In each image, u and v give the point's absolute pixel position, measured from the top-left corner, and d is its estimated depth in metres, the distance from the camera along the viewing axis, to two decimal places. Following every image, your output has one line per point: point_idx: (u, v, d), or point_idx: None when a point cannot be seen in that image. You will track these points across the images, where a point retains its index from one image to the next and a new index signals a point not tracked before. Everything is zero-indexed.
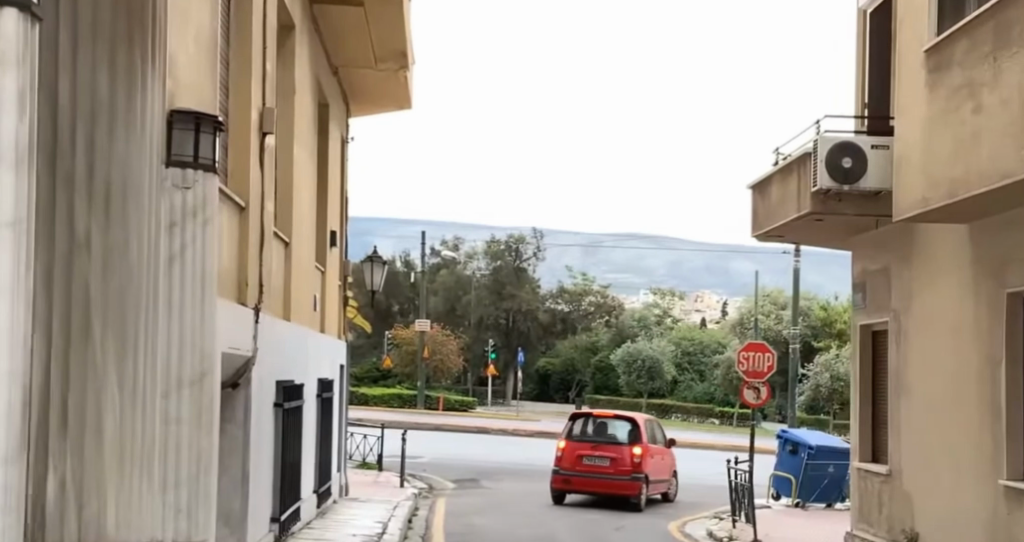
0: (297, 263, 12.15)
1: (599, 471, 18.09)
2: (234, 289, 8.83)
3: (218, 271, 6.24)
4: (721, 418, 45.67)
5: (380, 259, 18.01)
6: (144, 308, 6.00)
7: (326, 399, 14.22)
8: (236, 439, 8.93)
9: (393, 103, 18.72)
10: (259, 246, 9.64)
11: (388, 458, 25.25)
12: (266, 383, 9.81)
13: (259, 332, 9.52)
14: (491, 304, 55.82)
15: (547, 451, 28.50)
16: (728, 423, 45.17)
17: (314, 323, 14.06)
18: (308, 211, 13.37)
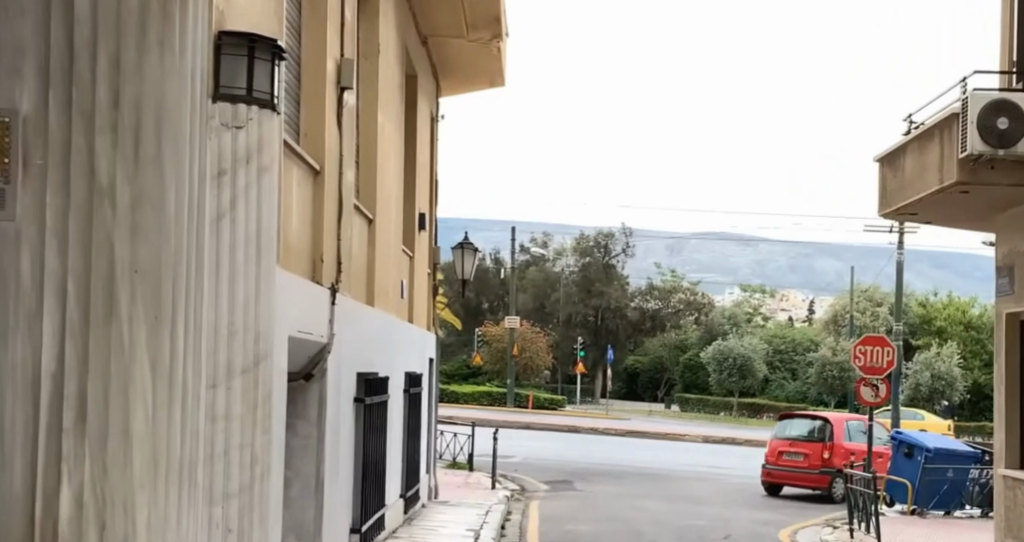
0: (381, 243, 10.88)
1: (794, 466, 19.43)
2: (307, 265, 7.56)
3: (279, 230, 5.12)
4: None
5: (473, 243, 16.69)
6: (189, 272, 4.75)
7: (415, 393, 12.97)
8: (312, 435, 7.70)
9: (486, 78, 17.46)
10: (337, 217, 8.37)
11: (478, 458, 24.03)
12: (346, 375, 8.57)
13: (337, 315, 8.26)
14: (580, 300, 54.40)
15: (643, 452, 27.03)
16: None
17: (401, 312, 12.78)
18: (394, 187, 12.09)
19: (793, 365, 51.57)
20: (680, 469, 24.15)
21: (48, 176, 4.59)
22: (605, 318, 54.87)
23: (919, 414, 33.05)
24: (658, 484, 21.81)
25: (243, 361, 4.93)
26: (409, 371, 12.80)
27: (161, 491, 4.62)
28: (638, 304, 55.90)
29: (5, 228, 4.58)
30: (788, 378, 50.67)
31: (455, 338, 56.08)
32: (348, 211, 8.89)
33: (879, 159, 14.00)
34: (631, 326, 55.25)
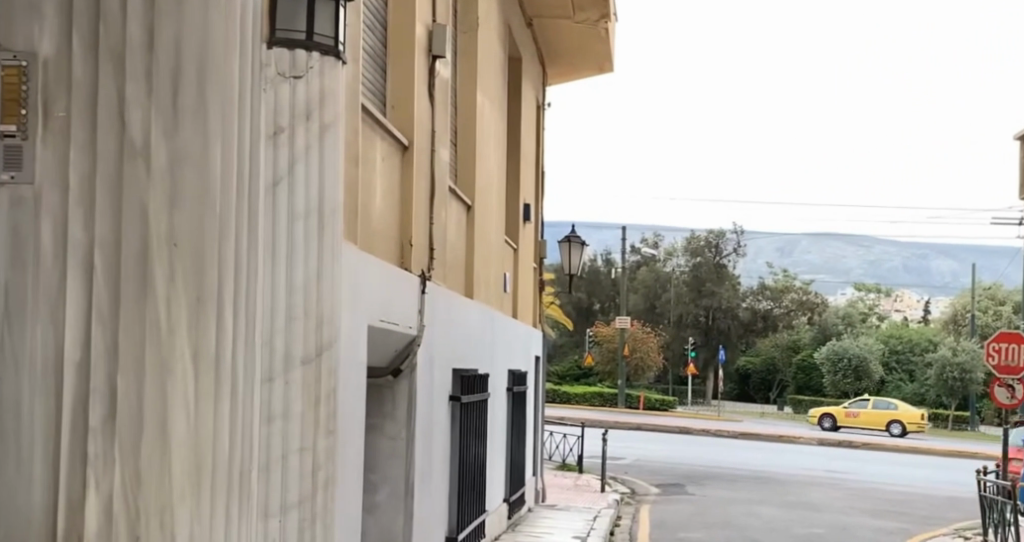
0: (481, 233, 9.99)
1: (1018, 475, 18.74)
2: (394, 250, 6.69)
3: (344, 200, 4.46)
4: (936, 422, 42.00)
5: (580, 236, 15.81)
6: (244, 243, 4.08)
7: (520, 392, 12.19)
8: (402, 436, 6.93)
9: (595, 68, 16.46)
10: (429, 202, 7.52)
11: (589, 459, 23.19)
12: (441, 371, 7.78)
13: (430, 304, 7.42)
14: (691, 301, 53.14)
15: (758, 455, 25.92)
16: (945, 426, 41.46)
17: (505, 307, 11.91)
18: (498, 174, 11.19)
19: (911, 366, 49.61)
20: (799, 474, 22.95)
21: (72, 130, 3.95)
22: (716, 318, 53.04)
23: (890, 403, 33.37)
24: (776, 489, 20.68)
25: (303, 352, 4.28)
26: (514, 370, 12.01)
27: (205, 499, 3.94)
28: (750, 304, 54.08)
29: (23, 191, 3.95)
30: (905, 379, 48.77)
31: (568, 339, 55.21)
32: (444, 197, 8.04)
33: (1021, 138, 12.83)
34: (742, 326, 53.53)
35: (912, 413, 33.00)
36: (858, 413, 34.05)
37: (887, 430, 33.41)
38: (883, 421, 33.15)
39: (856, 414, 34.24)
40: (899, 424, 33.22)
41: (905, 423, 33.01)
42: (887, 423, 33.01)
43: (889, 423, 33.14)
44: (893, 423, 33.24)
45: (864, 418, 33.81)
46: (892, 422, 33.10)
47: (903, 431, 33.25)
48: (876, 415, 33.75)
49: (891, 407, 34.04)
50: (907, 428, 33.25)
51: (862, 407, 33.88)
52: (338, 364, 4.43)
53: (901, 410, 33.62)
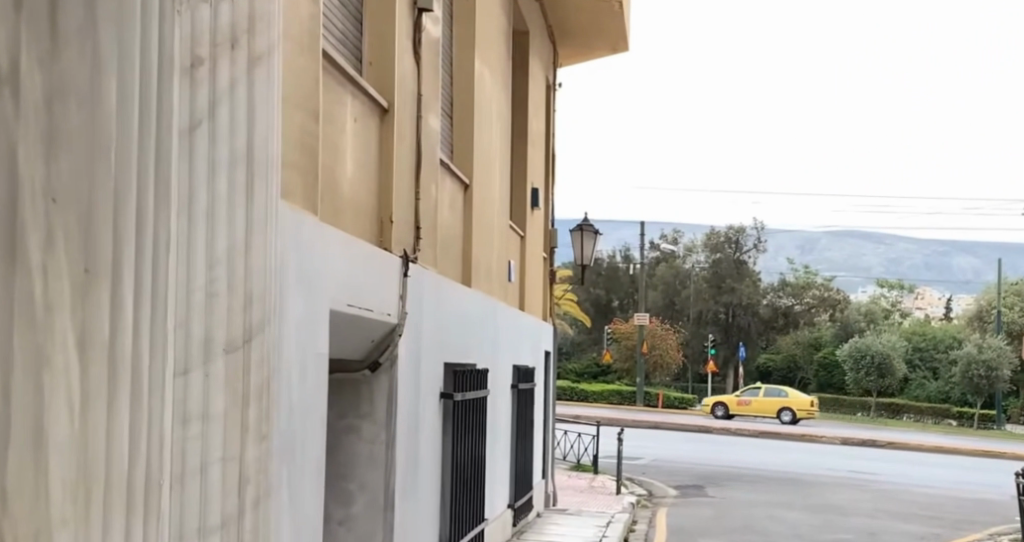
0: (482, 217, 9.15)
1: None
2: (368, 229, 5.80)
3: (278, 153, 3.76)
4: (959, 421, 40.87)
5: (593, 225, 14.96)
6: (147, 199, 3.32)
7: (527, 391, 11.35)
8: (379, 440, 6.06)
9: (607, 47, 15.49)
10: (414, 175, 6.65)
11: (603, 459, 22.27)
12: (429, 366, 6.91)
13: (415, 290, 6.52)
14: (711, 298, 52.27)
15: (779, 455, 24.95)
16: (969, 425, 40.36)
17: (511, 299, 11.07)
18: (502, 153, 10.33)
19: (934, 364, 48.52)
20: (825, 475, 21.99)
21: None
22: (736, 315, 52.14)
23: (780, 390, 32.43)
24: (798, 491, 19.74)
25: (226, 338, 3.52)
26: (520, 366, 11.16)
27: (98, 527, 3.18)
28: (771, 301, 53.03)
29: None
30: (928, 377, 47.63)
31: (585, 336, 54.25)
32: (434, 171, 7.19)
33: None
34: (764, 324, 52.22)
35: (801, 401, 32.12)
36: (750, 401, 33.11)
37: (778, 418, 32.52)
38: (771, 409, 32.25)
39: (749, 401, 33.31)
40: (789, 412, 32.31)
41: (794, 410, 32.13)
42: (776, 410, 32.10)
43: (778, 411, 32.24)
44: (783, 411, 32.31)
45: (755, 405, 32.86)
46: (782, 411, 32.20)
47: (793, 419, 32.35)
48: (768, 402, 32.82)
49: (783, 394, 33.16)
50: (798, 415, 32.35)
51: (752, 395, 32.93)
52: (270, 347, 3.72)
53: (792, 397, 32.78)
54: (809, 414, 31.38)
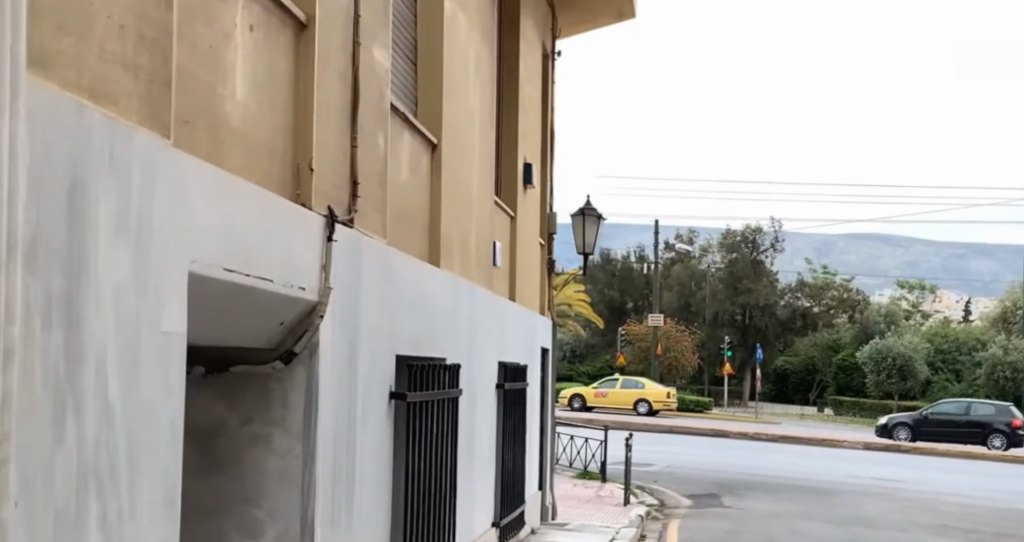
0: (457, 185, 7.72)
1: None
2: (266, 176, 4.40)
3: (26, 40, 2.80)
4: None
5: (595, 209, 13.55)
6: None
7: (517, 392, 9.95)
8: (295, 453, 4.65)
9: (613, 11, 14.05)
10: (353, 115, 5.25)
11: (612, 465, 20.80)
12: (374, 360, 5.49)
13: (347, 264, 5.08)
14: (728, 298, 50.34)
15: (801, 461, 23.42)
16: None
17: (497, 286, 9.64)
18: (485, 113, 8.88)
19: (957, 366, 46.90)
20: (850, 483, 20.49)
21: None
22: (753, 316, 50.32)
23: (637, 382, 30.38)
24: (820, 501, 18.29)
25: None
26: (509, 364, 9.75)
27: None
28: (789, 300, 51.39)
29: None
30: (951, 379, 45.90)
31: (600, 339, 52.92)
32: (386, 118, 5.80)
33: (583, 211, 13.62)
34: (780, 325, 50.75)
35: (660, 393, 30.40)
36: (607, 393, 30.99)
37: (635, 410, 30.62)
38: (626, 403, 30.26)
39: (605, 394, 31.16)
40: (648, 404, 30.50)
41: (651, 402, 30.36)
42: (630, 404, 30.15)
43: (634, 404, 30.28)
44: (640, 404, 30.41)
45: (610, 397, 30.75)
46: (641, 403, 30.32)
47: (650, 411, 30.57)
48: (625, 394, 30.82)
49: (638, 386, 30.94)
50: (654, 407, 30.58)
51: (609, 387, 30.65)
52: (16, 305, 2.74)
53: (648, 390, 30.62)
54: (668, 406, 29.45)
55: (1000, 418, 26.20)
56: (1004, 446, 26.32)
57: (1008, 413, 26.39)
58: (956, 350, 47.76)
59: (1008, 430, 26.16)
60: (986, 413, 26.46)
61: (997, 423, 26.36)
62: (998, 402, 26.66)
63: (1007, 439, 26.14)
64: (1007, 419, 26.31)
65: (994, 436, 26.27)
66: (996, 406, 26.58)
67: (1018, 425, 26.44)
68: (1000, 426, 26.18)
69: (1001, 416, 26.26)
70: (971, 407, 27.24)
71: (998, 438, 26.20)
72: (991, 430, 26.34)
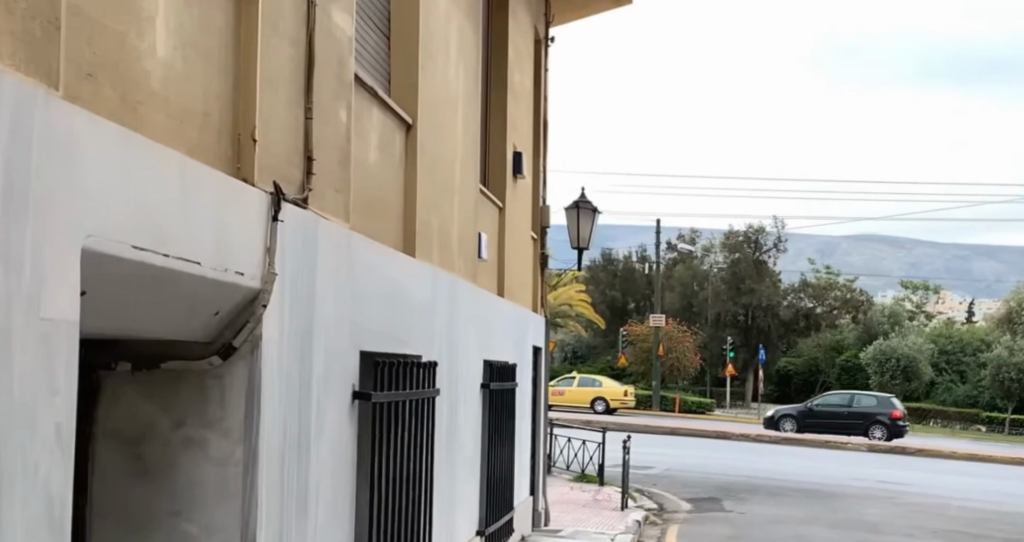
0: (436, 169, 7.19)
1: None
2: (199, 146, 3.88)
3: None
4: (989, 425, 38.53)
5: (591, 202, 13.01)
6: None
7: (506, 392, 9.42)
8: (234, 459, 4.13)
9: None
10: (307, 82, 4.71)
11: (610, 468, 20.24)
12: (330, 355, 4.94)
13: (298, 245, 4.53)
14: (730, 299, 49.78)
15: (805, 463, 22.85)
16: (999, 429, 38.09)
17: (482, 281, 9.10)
18: (470, 94, 8.33)
19: (961, 367, 46.26)
20: (854, 487, 19.94)
21: None
22: (756, 317, 49.78)
23: (592, 379, 30.48)
24: (823, 504, 17.74)
25: None
26: (495, 363, 9.20)
27: None
28: (792, 301, 50.45)
29: None
30: (956, 380, 45.25)
31: (601, 339, 52.43)
32: (348, 89, 5.26)
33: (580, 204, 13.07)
34: (782, 325, 50.09)
35: (616, 391, 30.31)
36: (564, 390, 30.97)
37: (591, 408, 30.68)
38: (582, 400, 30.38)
39: (561, 391, 31.15)
40: (604, 402, 30.46)
41: (608, 401, 30.46)
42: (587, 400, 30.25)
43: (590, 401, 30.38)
44: (596, 401, 30.39)
45: (567, 396, 30.78)
46: (597, 401, 30.40)
47: (607, 409, 30.59)
48: (580, 392, 30.86)
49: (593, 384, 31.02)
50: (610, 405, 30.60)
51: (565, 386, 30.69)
52: None
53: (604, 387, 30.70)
54: (624, 405, 29.69)
55: (883, 410, 26.83)
56: (885, 437, 26.94)
57: (890, 405, 27.03)
58: (959, 351, 47.19)
59: (889, 422, 26.79)
60: (869, 405, 27.06)
61: (879, 415, 26.98)
62: (881, 394, 27.31)
63: (888, 430, 26.77)
64: (889, 411, 26.93)
65: (875, 427, 26.88)
66: (879, 399, 27.20)
67: (899, 417, 27.09)
68: (882, 417, 26.79)
69: (883, 408, 26.87)
70: (855, 399, 27.83)
71: (879, 429, 26.81)
72: (873, 421, 26.95)
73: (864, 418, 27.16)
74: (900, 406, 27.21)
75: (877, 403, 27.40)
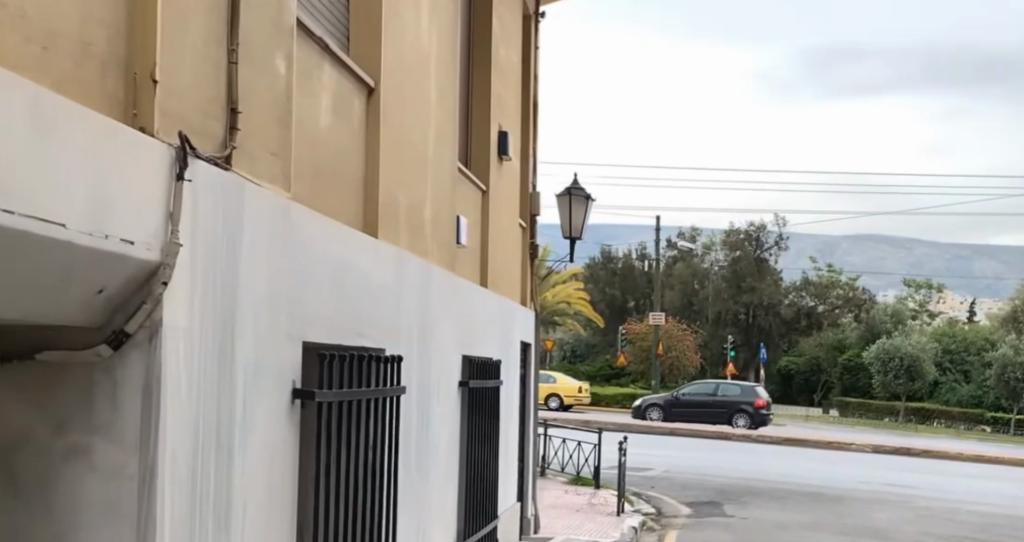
0: (402, 141, 6.42)
1: None
2: (70, 83, 3.17)
3: None
4: (995, 425, 37.72)
5: (584, 188, 12.25)
6: None
7: (488, 390, 8.64)
8: (127, 473, 3.38)
9: None
10: (231, 17, 3.94)
11: (606, 471, 19.45)
12: (259, 340, 4.16)
13: (212, 208, 3.74)
14: (730, 298, 49.44)
15: (808, 465, 22.07)
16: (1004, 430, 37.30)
17: (461, 269, 8.34)
18: (447, 62, 7.56)
19: (965, 367, 45.47)
20: (860, 490, 19.13)
21: None
22: (756, 316, 49.24)
23: (545, 377, 30.28)
24: (829, 509, 16.96)
25: None
26: (475, 359, 8.40)
27: None
28: (793, 301, 49.87)
29: None
30: (960, 380, 44.44)
31: (601, 338, 51.60)
32: (288, 36, 4.49)
33: (571, 190, 12.31)
34: (784, 324, 49.30)
35: (570, 387, 30.22)
36: None
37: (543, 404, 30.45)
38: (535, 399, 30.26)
39: None
40: (557, 398, 30.31)
41: (561, 397, 30.39)
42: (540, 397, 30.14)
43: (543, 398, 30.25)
44: (549, 398, 30.25)
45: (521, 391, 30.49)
46: (550, 399, 30.30)
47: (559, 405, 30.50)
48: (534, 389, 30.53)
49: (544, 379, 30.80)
50: (566, 401, 30.50)
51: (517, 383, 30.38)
52: None
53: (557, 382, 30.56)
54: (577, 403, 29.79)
55: (746, 398, 26.91)
56: (748, 425, 27.02)
57: (752, 393, 27.14)
58: (963, 350, 46.45)
59: (751, 410, 26.83)
60: (732, 394, 27.11)
61: (742, 404, 27.06)
62: (744, 383, 27.32)
63: (750, 419, 26.83)
64: (752, 399, 27.03)
65: (739, 415, 26.94)
66: (742, 388, 27.28)
67: (762, 405, 27.22)
68: (745, 406, 26.87)
69: (745, 396, 26.95)
70: (717, 388, 27.76)
71: (740, 418, 26.84)
72: (736, 409, 27.02)
73: (727, 407, 27.22)
74: (763, 394, 27.33)
75: (739, 392, 27.34)
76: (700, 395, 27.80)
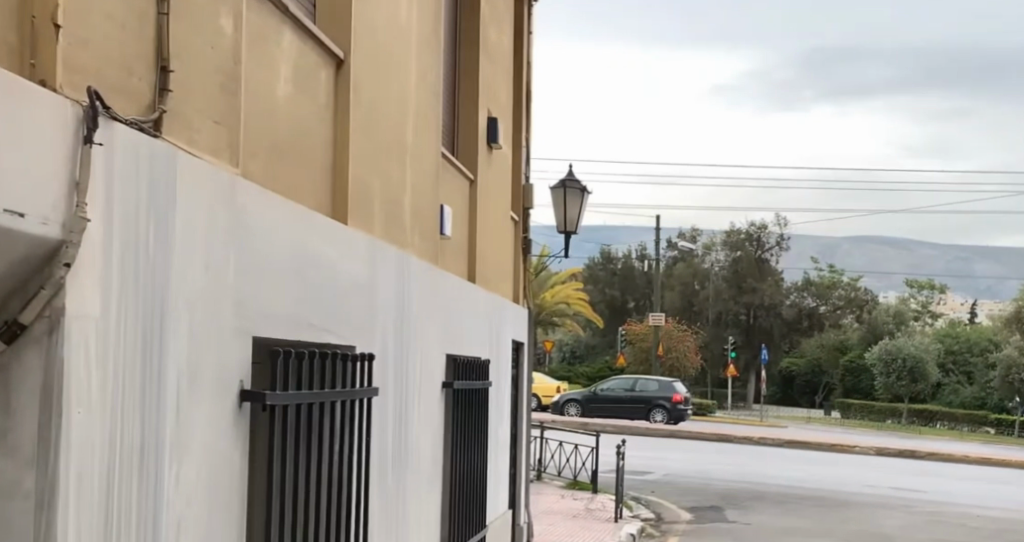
0: (377, 119, 5.88)
1: None
2: None
3: None
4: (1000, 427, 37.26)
5: (578, 180, 11.71)
6: None
7: (475, 391, 8.12)
8: (24, 490, 2.86)
9: None
10: None
11: (603, 475, 18.93)
12: (196, 334, 3.62)
13: (137, 180, 3.21)
14: (731, 298, 48.61)
15: (811, 468, 21.56)
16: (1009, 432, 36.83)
17: (445, 263, 7.79)
18: (430, 38, 7.03)
19: (968, 368, 45.02)
20: (865, 494, 18.61)
21: None
22: (757, 317, 48.62)
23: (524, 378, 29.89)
24: (834, 514, 16.47)
25: None
26: (462, 358, 7.88)
27: None
28: (795, 301, 49.19)
29: None
30: (963, 381, 43.97)
31: (600, 340, 51.12)
32: None
33: (565, 182, 11.77)
34: (785, 325, 48.79)
35: (548, 387, 29.84)
36: None
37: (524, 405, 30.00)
38: None
39: None
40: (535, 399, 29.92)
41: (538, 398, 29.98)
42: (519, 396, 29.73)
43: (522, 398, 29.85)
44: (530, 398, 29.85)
45: None
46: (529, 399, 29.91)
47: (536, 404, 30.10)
48: None
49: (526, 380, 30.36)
50: (544, 402, 30.09)
51: None
52: None
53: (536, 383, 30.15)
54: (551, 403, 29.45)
55: (663, 393, 26.48)
56: (666, 420, 26.64)
57: (670, 388, 26.71)
58: (966, 350, 46.03)
59: (668, 405, 26.44)
60: (650, 389, 26.66)
61: (659, 399, 26.64)
62: (661, 377, 26.88)
63: (668, 414, 26.47)
64: (670, 395, 26.61)
65: (656, 411, 26.52)
66: (661, 382, 26.84)
67: (680, 399, 26.82)
68: (662, 402, 26.45)
69: (662, 392, 26.53)
70: (636, 383, 27.33)
71: (658, 413, 26.45)
72: (654, 405, 26.59)
73: (644, 402, 26.79)
74: (681, 388, 26.92)
75: (657, 386, 26.91)
76: (618, 391, 27.36)
